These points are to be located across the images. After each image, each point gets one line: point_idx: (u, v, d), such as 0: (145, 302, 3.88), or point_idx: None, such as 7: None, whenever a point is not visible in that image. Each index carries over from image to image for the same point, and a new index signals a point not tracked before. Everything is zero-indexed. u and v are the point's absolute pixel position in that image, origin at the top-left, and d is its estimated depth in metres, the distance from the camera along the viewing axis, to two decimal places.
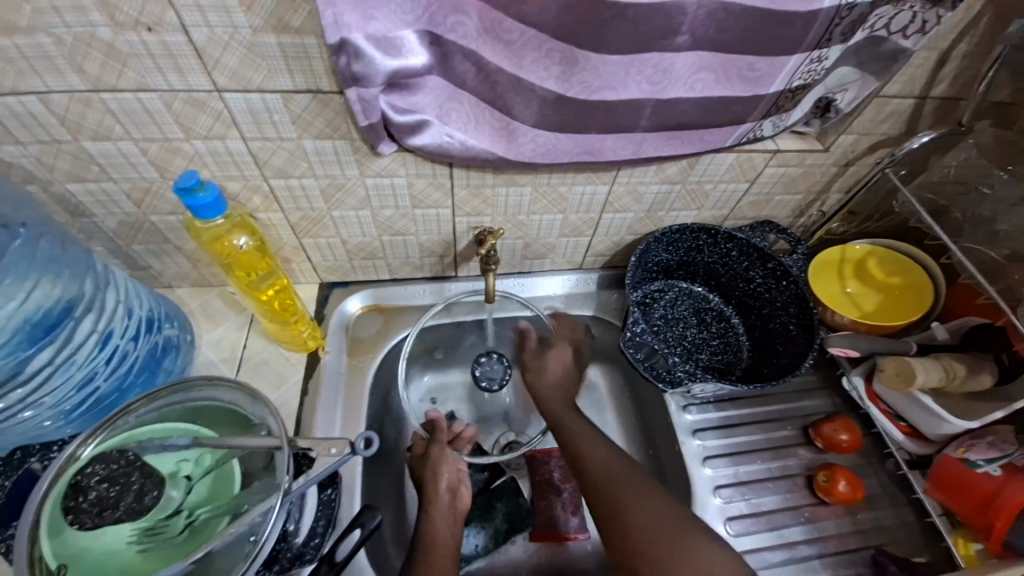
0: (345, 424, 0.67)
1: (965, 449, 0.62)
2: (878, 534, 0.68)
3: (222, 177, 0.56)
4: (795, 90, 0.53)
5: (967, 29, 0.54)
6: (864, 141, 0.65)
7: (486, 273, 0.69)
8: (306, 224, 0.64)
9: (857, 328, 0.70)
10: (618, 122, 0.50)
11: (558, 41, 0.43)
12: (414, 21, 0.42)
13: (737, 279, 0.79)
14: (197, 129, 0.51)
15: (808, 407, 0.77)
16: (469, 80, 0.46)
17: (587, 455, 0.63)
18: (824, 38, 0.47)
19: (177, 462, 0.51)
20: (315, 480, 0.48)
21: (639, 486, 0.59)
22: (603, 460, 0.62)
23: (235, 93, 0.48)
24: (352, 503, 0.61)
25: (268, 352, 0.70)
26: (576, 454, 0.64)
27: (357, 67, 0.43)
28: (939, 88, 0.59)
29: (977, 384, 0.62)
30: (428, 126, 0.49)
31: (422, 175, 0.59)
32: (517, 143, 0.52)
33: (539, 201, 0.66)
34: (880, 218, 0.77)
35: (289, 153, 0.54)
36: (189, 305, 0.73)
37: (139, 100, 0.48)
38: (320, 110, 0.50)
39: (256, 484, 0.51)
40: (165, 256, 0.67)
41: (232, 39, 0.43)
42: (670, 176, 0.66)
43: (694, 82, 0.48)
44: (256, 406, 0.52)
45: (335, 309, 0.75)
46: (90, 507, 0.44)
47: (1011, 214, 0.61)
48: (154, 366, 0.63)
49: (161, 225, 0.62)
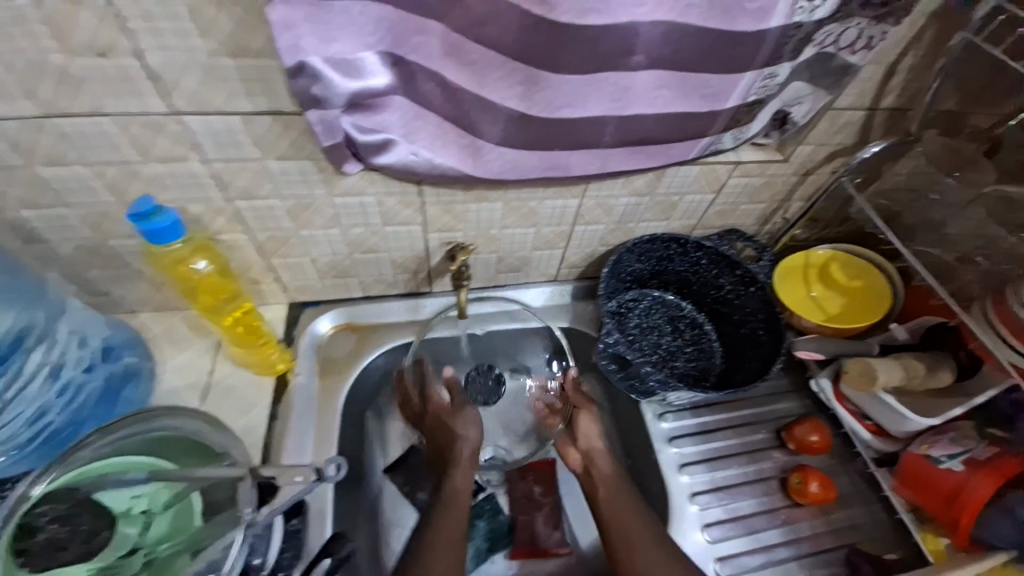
0: (317, 447, 0.66)
1: (929, 446, 0.64)
2: (852, 533, 0.69)
3: (183, 200, 0.55)
4: (751, 105, 0.54)
5: (910, 44, 0.56)
6: (821, 151, 0.68)
7: (458, 288, 0.71)
8: (274, 245, 0.63)
9: (823, 330, 0.73)
10: (581, 139, 0.51)
11: (518, 62, 0.43)
12: (377, 42, 0.42)
13: (708, 287, 0.80)
14: (155, 153, 0.50)
15: (780, 410, 0.78)
16: (434, 99, 0.47)
17: (626, 532, 0.62)
18: (775, 56, 0.49)
19: (131, 500, 0.50)
20: (280, 510, 0.49)
21: (664, 567, 0.59)
22: (636, 538, 0.61)
23: (194, 115, 0.47)
24: (323, 528, 0.60)
25: (237, 376, 0.69)
26: (612, 529, 0.63)
27: (317, 89, 0.43)
28: (888, 100, 0.62)
29: (937, 381, 0.64)
30: (394, 145, 0.49)
31: (391, 193, 0.59)
32: (483, 161, 0.52)
33: (511, 216, 0.67)
34: (839, 224, 0.79)
35: (253, 174, 0.53)
36: (152, 330, 0.70)
37: (93, 125, 0.46)
38: (283, 131, 0.49)
39: (217, 517, 0.50)
40: (126, 281, 0.65)
41: (190, 62, 0.43)
42: (638, 188, 0.67)
43: (654, 99, 0.49)
44: (221, 436, 0.52)
45: (306, 330, 0.73)
46: (42, 548, 0.44)
47: (961, 216, 0.65)
48: (111, 398, 0.62)
49: (121, 249, 0.60)
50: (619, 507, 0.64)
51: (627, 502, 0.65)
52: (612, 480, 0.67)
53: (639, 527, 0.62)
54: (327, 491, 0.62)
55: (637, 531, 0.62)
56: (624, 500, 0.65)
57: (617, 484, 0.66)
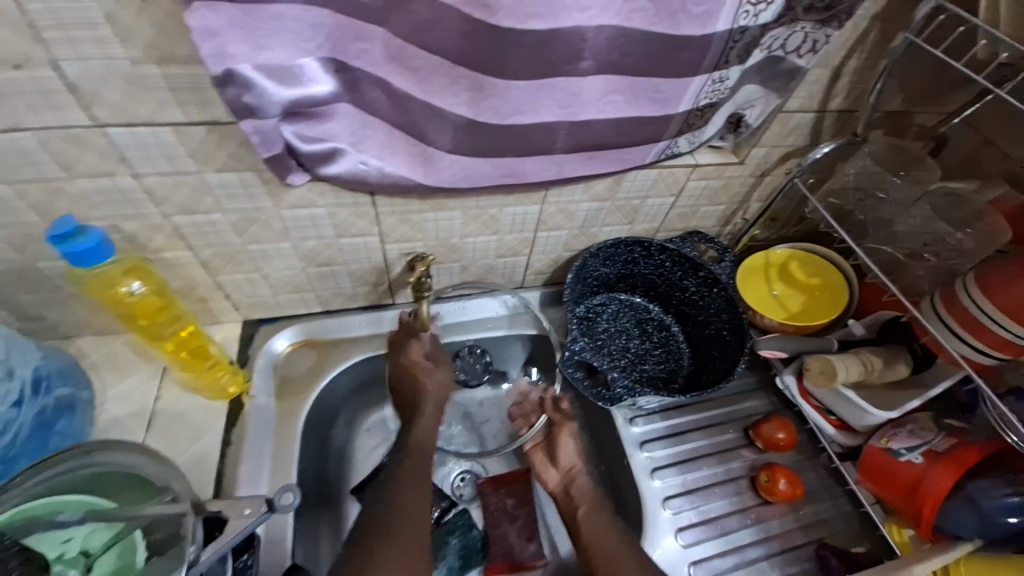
0: (275, 472, 0.62)
1: (888, 439, 0.65)
2: (820, 527, 0.70)
3: (116, 218, 0.52)
4: (703, 108, 0.54)
5: (854, 47, 0.58)
6: (776, 152, 0.69)
7: (418, 301, 0.70)
8: (220, 262, 0.60)
9: (786, 329, 0.73)
10: (535, 146, 0.50)
11: (464, 68, 0.42)
12: (316, 49, 0.40)
13: (674, 289, 0.80)
14: (80, 168, 0.46)
15: (748, 408, 0.79)
16: (380, 107, 0.45)
17: (604, 551, 0.60)
18: (723, 60, 0.49)
19: (63, 543, 0.47)
20: (227, 547, 0.46)
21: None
22: (613, 550, 0.60)
23: (120, 128, 0.44)
24: (282, 555, 0.59)
25: (186, 401, 0.65)
26: (589, 544, 0.61)
27: (248, 98, 0.40)
28: (836, 102, 0.64)
29: (895, 374, 0.65)
30: (341, 155, 0.47)
31: (343, 205, 0.57)
32: (435, 169, 0.50)
33: (471, 224, 0.65)
34: (796, 224, 0.81)
35: (191, 189, 0.50)
36: (91, 356, 0.66)
37: (8, 140, 0.43)
38: (220, 143, 0.47)
39: (158, 558, 0.46)
40: (60, 305, 0.61)
41: (110, 72, 0.40)
42: (598, 193, 0.67)
43: (605, 104, 0.49)
44: (159, 470, 0.49)
45: (261, 349, 0.70)
46: None
47: (908, 215, 0.66)
48: (44, 432, 0.57)
49: (51, 272, 0.56)
50: (596, 523, 0.63)
51: (606, 523, 0.63)
52: (591, 497, 0.66)
53: (615, 539, 0.61)
54: (285, 518, 0.61)
55: (614, 543, 0.60)
56: (604, 515, 0.64)
57: (596, 501, 0.66)
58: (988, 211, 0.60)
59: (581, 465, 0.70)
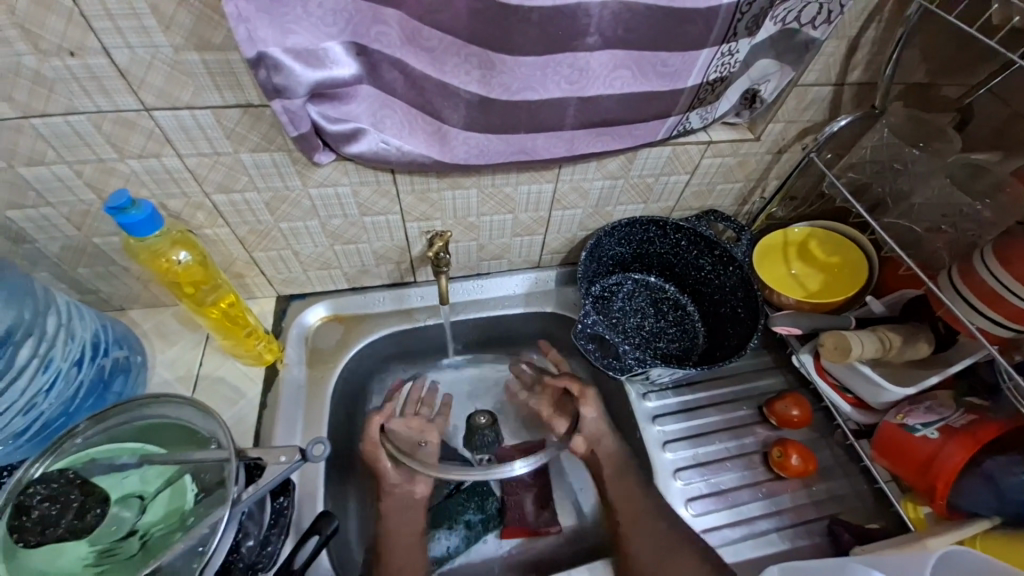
0: (306, 435, 0.67)
1: (903, 415, 0.64)
2: (833, 503, 0.70)
3: (162, 196, 0.57)
4: (714, 83, 0.55)
5: (871, 17, 0.57)
6: (793, 128, 0.68)
7: (438, 276, 0.70)
8: (255, 238, 0.65)
9: (802, 307, 0.73)
10: (545, 122, 0.52)
11: (474, 46, 0.45)
12: (338, 33, 0.43)
13: (689, 268, 0.81)
14: (130, 149, 0.51)
15: (763, 386, 0.79)
16: (398, 88, 0.48)
17: (630, 502, 0.69)
18: (730, 33, 0.50)
19: (125, 482, 0.50)
20: (266, 489, 0.48)
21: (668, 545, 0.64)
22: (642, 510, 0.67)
23: (165, 111, 0.48)
24: (314, 505, 0.63)
25: (226, 368, 0.70)
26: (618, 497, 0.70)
27: (278, 79, 0.44)
28: (854, 75, 0.63)
29: (914, 352, 0.64)
30: (363, 135, 0.50)
31: (366, 183, 0.60)
32: (450, 146, 0.53)
33: (487, 203, 0.68)
34: (815, 200, 0.80)
35: (227, 168, 0.55)
36: (142, 326, 0.72)
37: (68, 124, 0.48)
38: (253, 124, 0.51)
39: (209, 497, 0.49)
40: (114, 278, 0.67)
41: (156, 59, 0.44)
42: (612, 171, 0.68)
43: (613, 79, 0.50)
44: (205, 420, 0.52)
45: (294, 321, 0.75)
46: (35, 525, 0.45)
47: (927, 186, 0.66)
48: (102, 390, 0.63)
49: (106, 247, 0.62)
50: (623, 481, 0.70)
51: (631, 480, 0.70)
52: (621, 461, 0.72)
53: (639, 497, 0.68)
54: (317, 467, 0.65)
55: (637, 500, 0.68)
56: (628, 474, 0.71)
57: (619, 464, 0.72)
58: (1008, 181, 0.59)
59: (605, 430, 0.75)
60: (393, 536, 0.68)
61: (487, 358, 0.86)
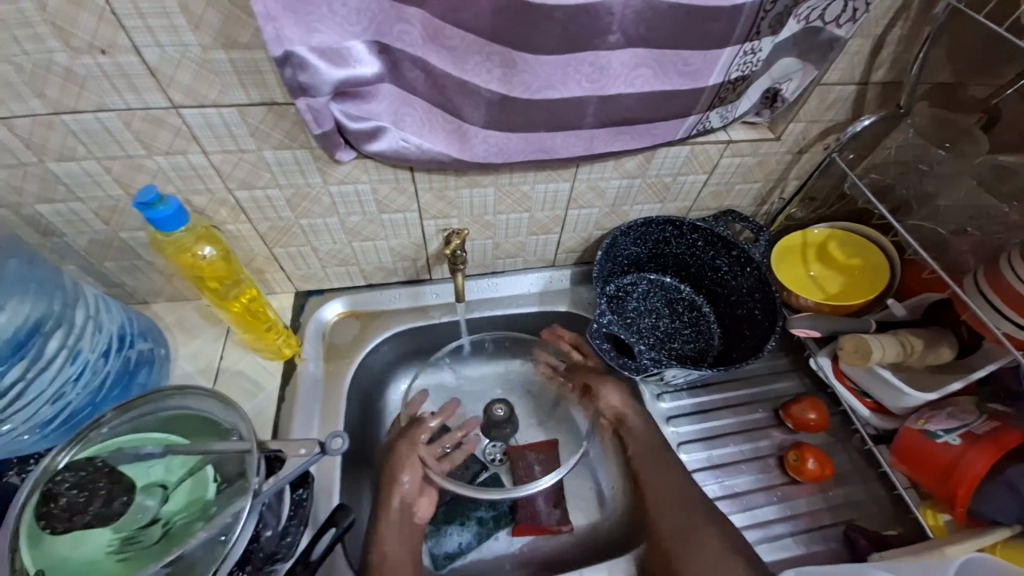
0: (322, 428, 0.69)
1: (925, 421, 0.63)
2: (850, 509, 0.69)
3: (187, 192, 0.58)
4: (735, 82, 0.55)
5: (898, 14, 0.56)
6: (814, 127, 0.67)
7: (455, 273, 0.71)
8: (275, 234, 0.66)
9: (820, 309, 0.72)
10: (565, 120, 0.52)
11: (496, 44, 0.45)
12: (362, 32, 0.44)
13: (705, 269, 0.80)
14: (157, 146, 0.52)
15: (779, 389, 0.78)
16: (420, 86, 0.48)
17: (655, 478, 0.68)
18: (754, 31, 0.50)
19: (149, 471, 0.51)
20: (285, 481, 0.49)
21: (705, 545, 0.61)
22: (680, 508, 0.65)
23: (191, 109, 0.49)
24: (330, 498, 0.64)
25: (245, 362, 0.72)
26: (653, 493, 0.67)
27: (303, 78, 0.44)
28: (879, 74, 0.62)
29: (936, 357, 0.63)
30: (384, 133, 0.51)
31: (385, 181, 0.61)
32: (469, 144, 0.53)
33: (504, 201, 0.68)
34: (836, 202, 0.79)
35: (251, 165, 0.56)
36: (165, 319, 0.74)
37: (98, 121, 0.49)
38: (277, 121, 0.52)
39: (230, 488, 0.50)
40: (138, 273, 0.68)
41: (185, 57, 0.45)
42: (629, 170, 0.67)
43: (634, 78, 0.50)
44: (227, 412, 0.53)
45: (312, 317, 0.76)
46: (62, 511, 0.46)
47: (953, 189, 0.65)
48: (127, 381, 0.64)
49: (131, 241, 0.63)
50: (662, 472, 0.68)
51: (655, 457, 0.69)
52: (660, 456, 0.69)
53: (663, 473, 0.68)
54: (334, 461, 0.67)
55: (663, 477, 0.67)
56: (653, 456, 0.69)
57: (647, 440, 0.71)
58: None
59: None
60: (388, 563, 0.63)
61: (503, 356, 0.83)
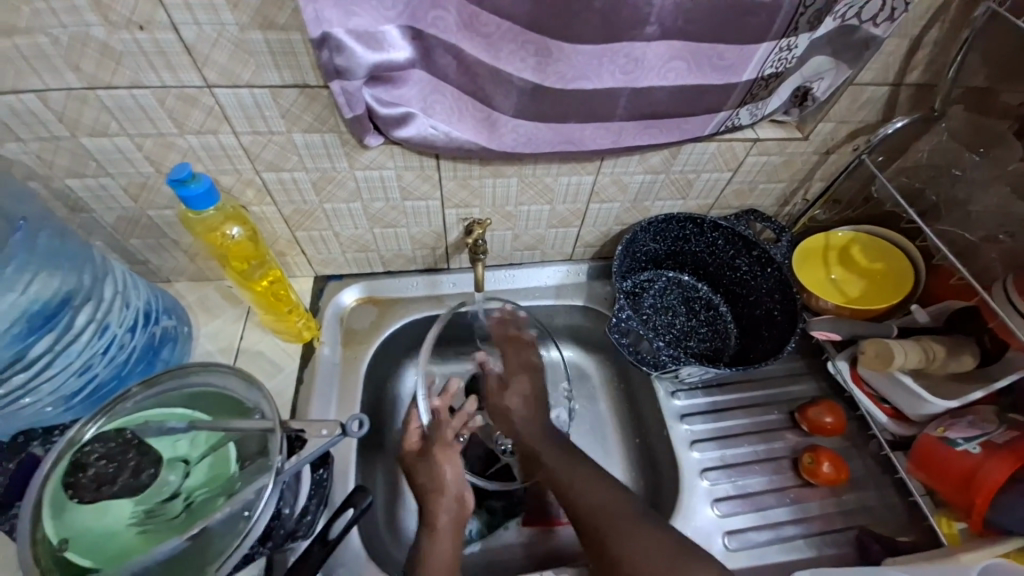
0: (339, 411, 0.69)
1: (945, 428, 0.63)
2: (863, 515, 0.68)
3: (215, 171, 0.58)
4: (768, 78, 0.54)
5: (937, 15, 0.55)
6: (843, 128, 0.66)
7: (475, 263, 0.72)
8: (299, 218, 0.66)
9: (841, 313, 0.71)
10: (594, 111, 0.52)
11: (531, 33, 0.45)
12: (396, 17, 0.44)
13: (724, 268, 0.80)
14: (190, 125, 0.53)
15: (794, 391, 0.78)
16: (451, 73, 0.48)
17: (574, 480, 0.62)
18: (791, 27, 0.49)
19: (173, 444, 0.52)
20: (307, 460, 0.50)
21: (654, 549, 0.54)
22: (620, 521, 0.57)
23: (225, 89, 0.50)
24: (346, 481, 0.65)
25: (264, 343, 0.73)
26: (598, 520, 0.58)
27: (339, 61, 0.45)
28: (914, 75, 0.61)
29: (959, 365, 0.63)
30: (413, 119, 0.51)
31: (410, 167, 0.61)
32: (498, 133, 0.53)
33: (526, 192, 0.68)
34: (861, 205, 0.78)
35: (279, 147, 0.56)
36: (186, 298, 0.75)
37: (133, 97, 0.50)
38: (308, 104, 0.52)
39: (251, 465, 0.51)
40: (163, 251, 0.69)
41: (221, 36, 0.46)
42: (653, 166, 0.67)
43: (667, 71, 0.50)
44: (250, 391, 0.54)
45: (330, 301, 0.77)
46: (89, 482, 0.48)
47: (985, 196, 0.64)
48: (151, 356, 0.65)
49: (157, 219, 0.64)
50: (585, 487, 0.61)
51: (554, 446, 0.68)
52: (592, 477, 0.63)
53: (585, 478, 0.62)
54: (351, 445, 0.67)
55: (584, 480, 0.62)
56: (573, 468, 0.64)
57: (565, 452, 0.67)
58: None
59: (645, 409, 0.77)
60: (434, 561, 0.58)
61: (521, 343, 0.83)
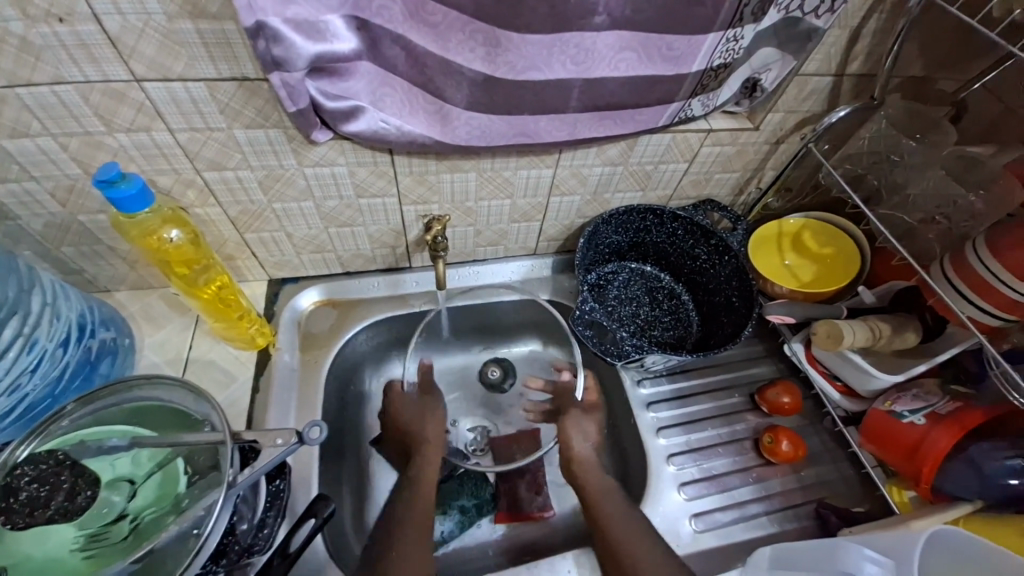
0: (299, 418, 0.67)
1: (892, 402, 0.66)
2: (821, 488, 0.71)
3: (151, 172, 0.55)
4: (717, 69, 0.55)
5: (873, 7, 0.57)
6: (791, 118, 0.68)
7: (436, 260, 0.69)
8: (247, 219, 0.63)
9: (794, 297, 0.74)
10: (548, 103, 0.51)
11: (480, 22, 0.44)
12: (339, 6, 0.42)
13: (685, 257, 0.81)
14: (118, 122, 0.49)
15: (754, 374, 0.80)
16: (400, 64, 0.47)
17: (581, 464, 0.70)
18: (736, 18, 0.50)
19: (113, 463, 0.49)
20: (261, 471, 0.47)
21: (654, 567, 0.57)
22: (625, 540, 0.60)
23: (155, 82, 0.47)
24: (309, 488, 0.63)
25: (216, 351, 0.69)
26: (609, 538, 0.61)
27: (278, 51, 0.42)
28: (854, 65, 0.63)
29: (902, 342, 0.65)
30: (362, 113, 0.49)
31: (363, 164, 0.59)
32: (451, 127, 0.52)
33: (485, 187, 0.67)
34: (811, 191, 0.81)
35: (220, 144, 0.53)
36: (129, 308, 0.71)
37: (55, 94, 0.46)
38: (249, 99, 0.49)
39: (202, 480, 0.48)
40: (99, 259, 0.65)
41: (148, 26, 0.43)
42: (611, 158, 0.67)
43: (618, 62, 0.50)
44: (199, 404, 0.51)
45: (286, 305, 0.74)
46: (24, 507, 0.44)
47: (922, 179, 0.66)
48: (89, 371, 0.61)
49: (90, 225, 0.60)
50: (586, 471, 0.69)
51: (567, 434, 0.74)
52: (608, 492, 0.66)
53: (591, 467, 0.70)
54: (311, 453, 0.65)
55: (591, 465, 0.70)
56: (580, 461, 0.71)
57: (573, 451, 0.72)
58: (1001, 173, 0.60)
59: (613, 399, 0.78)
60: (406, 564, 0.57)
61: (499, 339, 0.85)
